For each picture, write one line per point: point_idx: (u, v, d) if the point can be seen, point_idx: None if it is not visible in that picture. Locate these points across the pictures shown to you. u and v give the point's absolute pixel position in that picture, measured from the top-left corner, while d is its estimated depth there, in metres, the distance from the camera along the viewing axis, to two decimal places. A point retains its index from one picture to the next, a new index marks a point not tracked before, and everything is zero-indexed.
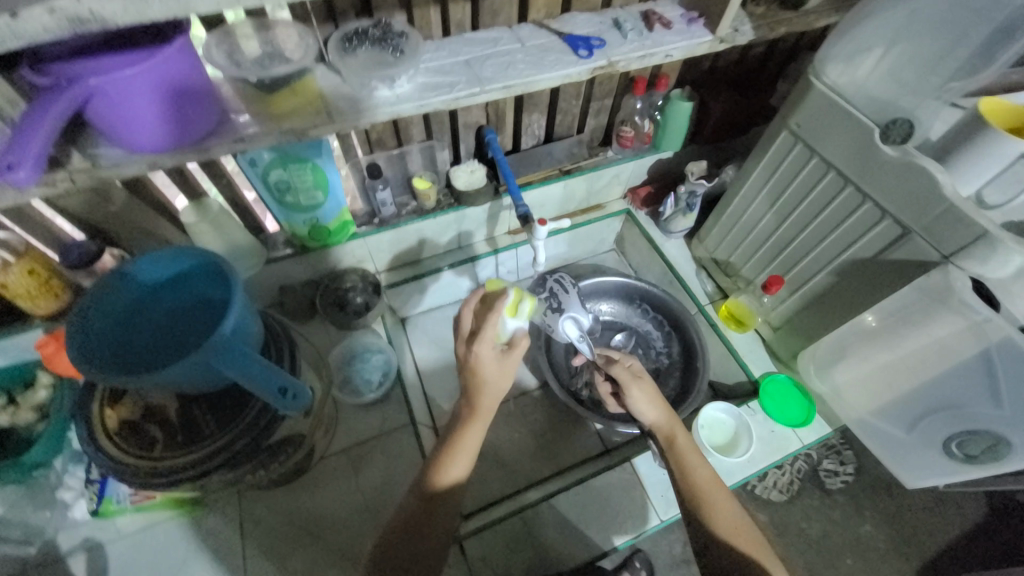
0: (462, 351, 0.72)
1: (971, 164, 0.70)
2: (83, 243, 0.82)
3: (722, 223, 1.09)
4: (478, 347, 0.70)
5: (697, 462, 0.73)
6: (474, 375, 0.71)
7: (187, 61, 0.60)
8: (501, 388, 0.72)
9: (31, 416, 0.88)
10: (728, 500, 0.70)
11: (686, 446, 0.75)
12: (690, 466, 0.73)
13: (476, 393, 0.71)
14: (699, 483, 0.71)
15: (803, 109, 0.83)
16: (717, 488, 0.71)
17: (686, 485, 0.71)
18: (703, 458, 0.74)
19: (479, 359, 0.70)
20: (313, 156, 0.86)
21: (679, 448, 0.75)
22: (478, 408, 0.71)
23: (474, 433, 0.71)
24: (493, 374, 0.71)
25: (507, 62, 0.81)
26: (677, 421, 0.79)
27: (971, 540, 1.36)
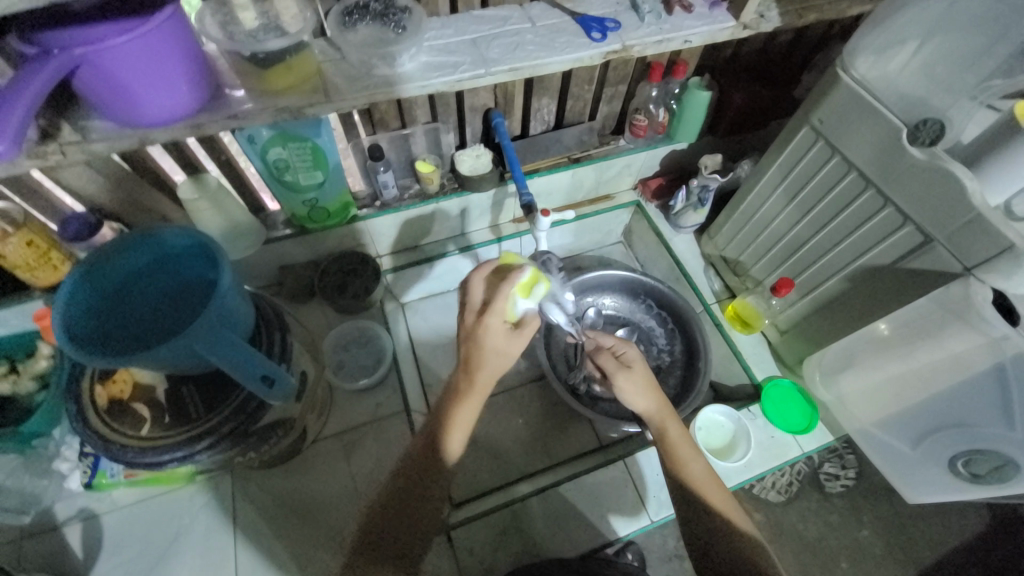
0: (467, 325, 0.67)
1: (1000, 172, 0.66)
2: (81, 214, 0.80)
3: (734, 219, 1.05)
4: (487, 321, 0.65)
5: (692, 457, 0.70)
6: (478, 351, 0.66)
7: (178, 31, 0.58)
8: (501, 363, 0.67)
9: (32, 385, 0.88)
10: (725, 496, 0.67)
11: (679, 440, 0.71)
12: (684, 462, 0.69)
13: (473, 369, 0.67)
14: (693, 480, 0.67)
15: (827, 104, 0.78)
16: (714, 485, 0.68)
17: (680, 483, 0.68)
18: (698, 452, 0.70)
19: (490, 336, 0.65)
20: (313, 135, 0.83)
21: (671, 443, 0.71)
22: (476, 383, 0.67)
23: (467, 411, 0.67)
24: (500, 351, 0.66)
25: (515, 43, 0.77)
26: (669, 409, 0.73)
27: (971, 550, 1.34)
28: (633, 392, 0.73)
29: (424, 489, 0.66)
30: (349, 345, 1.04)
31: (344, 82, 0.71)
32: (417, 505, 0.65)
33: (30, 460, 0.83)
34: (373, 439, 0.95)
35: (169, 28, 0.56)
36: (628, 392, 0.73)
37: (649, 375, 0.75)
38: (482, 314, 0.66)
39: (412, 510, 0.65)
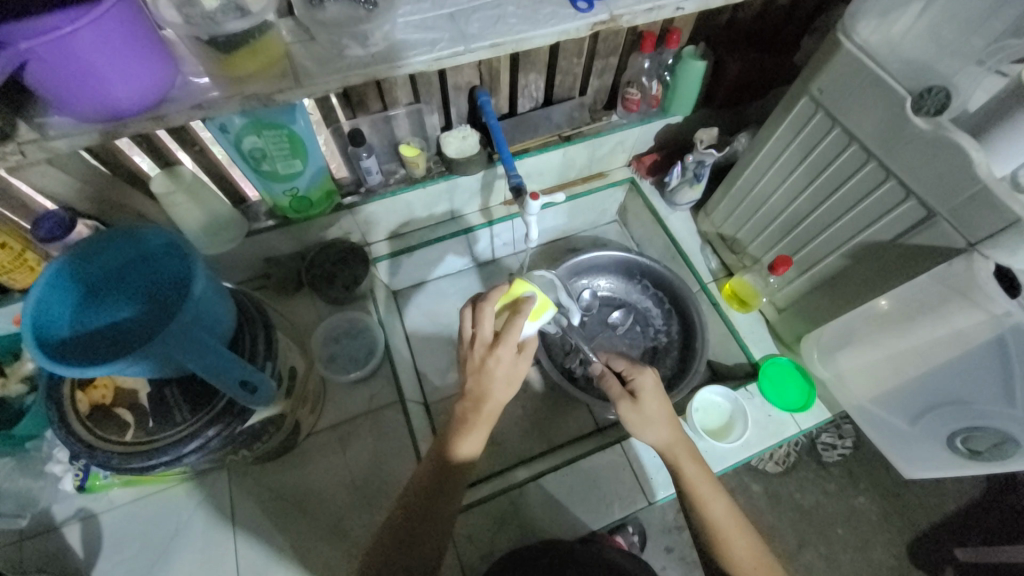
0: (474, 357, 0.67)
1: (1008, 140, 0.63)
2: (55, 211, 0.77)
3: (731, 196, 1.02)
4: (498, 352, 0.66)
5: (715, 498, 0.69)
6: (487, 378, 0.66)
7: (129, 16, 0.54)
8: (508, 392, 0.68)
9: (21, 387, 0.84)
10: (748, 537, 0.68)
11: (697, 477, 0.70)
12: (707, 503, 0.69)
13: (483, 400, 0.66)
14: (717, 522, 0.68)
15: (826, 73, 0.74)
16: (736, 523, 0.68)
17: (701, 523, 0.69)
18: (720, 490, 0.70)
19: (500, 366, 0.66)
20: (289, 122, 0.79)
21: (691, 481, 0.70)
22: (484, 414, 0.66)
23: (480, 438, 0.67)
24: (508, 377, 0.67)
25: (496, 16, 0.73)
26: (682, 442, 0.72)
27: (966, 514, 1.36)
28: (647, 427, 0.72)
29: (440, 508, 0.64)
30: (341, 337, 1.02)
31: (315, 66, 0.67)
32: (434, 523, 0.63)
33: (24, 462, 0.83)
34: (369, 430, 0.95)
35: (121, 14, 0.53)
36: (641, 426, 0.72)
37: (666, 406, 0.73)
38: (491, 347, 0.67)
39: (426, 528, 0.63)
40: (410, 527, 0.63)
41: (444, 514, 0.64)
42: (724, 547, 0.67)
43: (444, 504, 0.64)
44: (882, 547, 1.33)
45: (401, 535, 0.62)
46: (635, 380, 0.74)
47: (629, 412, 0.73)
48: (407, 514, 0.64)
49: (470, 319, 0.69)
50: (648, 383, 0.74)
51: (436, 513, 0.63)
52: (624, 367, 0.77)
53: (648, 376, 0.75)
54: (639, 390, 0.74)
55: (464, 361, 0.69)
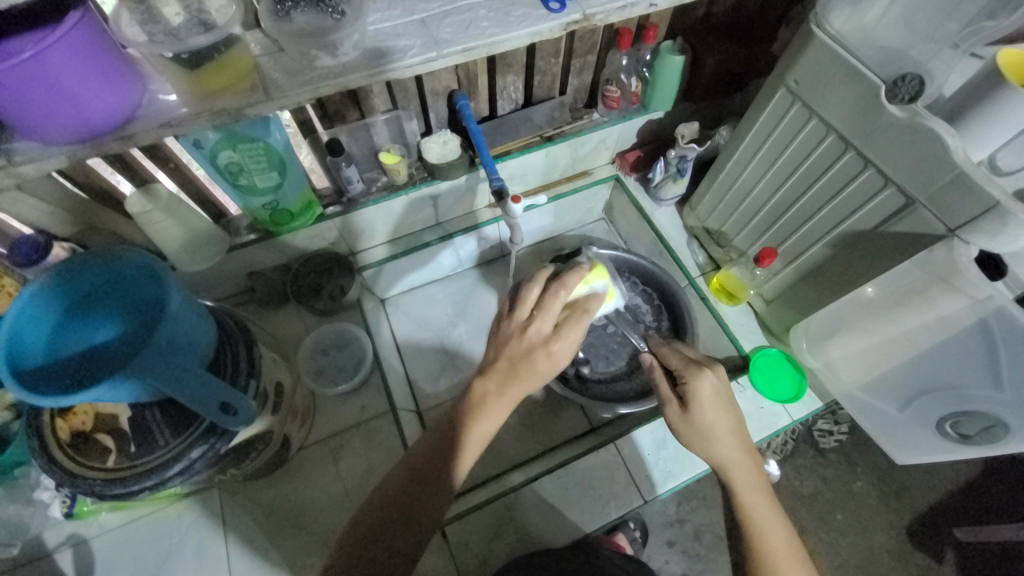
0: (519, 345, 0.64)
1: (983, 126, 0.63)
2: (31, 235, 0.76)
3: (715, 189, 1.01)
4: (550, 348, 0.63)
5: (770, 522, 0.64)
6: (529, 368, 0.62)
7: (91, 38, 0.52)
8: (538, 382, 0.64)
9: (6, 415, 0.80)
10: (802, 568, 0.61)
11: (753, 499, 0.64)
12: (762, 527, 0.63)
13: (512, 382, 0.62)
14: (774, 550, 0.62)
15: (802, 64, 0.74)
16: (793, 552, 0.62)
17: (750, 549, 0.63)
18: (778, 514, 0.64)
19: (545, 358, 0.63)
20: (264, 135, 0.79)
21: (746, 502, 0.64)
22: (510, 396, 0.62)
23: (491, 415, 0.62)
24: (549, 370, 0.63)
25: (467, 20, 0.72)
26: (742, 457, 0.66)
27: (963, 494, 1.37)
28: (703, 439, 0.67)
29: (424, 502, 0.58)
30: (329, 349, 1.01)
31: (284, 78, 0.67)
32: (416, 517, 0.58)
33: (12, 489, 0.82)
34: (362, 440, 0.94)
35: (86, 36, 0.52)
36: (692, 436, 0.67)
37: (726, 417, 0.66)
38: (547, 340, 0.64)
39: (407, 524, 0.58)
40: (388, 523, 0.58)
41: (432, 510, 0.58)
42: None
43: (428, 493, 0.58)
44: (881, 530, 1.34)
45: (379, 529, 0.58)
46: (689, 384, 0.68)
47: (678, 420, 0.68)
48: (382, 510, 0.58)
49: (533, 299, 0.66)
50: (705, 389, 0.66)
51: (423, 507, 0.58)
52: (677, 367, 0.71)
53: (705, 381, 0.67)
54: (693, 397, 0.67)
55: (503, 339, 0.65)
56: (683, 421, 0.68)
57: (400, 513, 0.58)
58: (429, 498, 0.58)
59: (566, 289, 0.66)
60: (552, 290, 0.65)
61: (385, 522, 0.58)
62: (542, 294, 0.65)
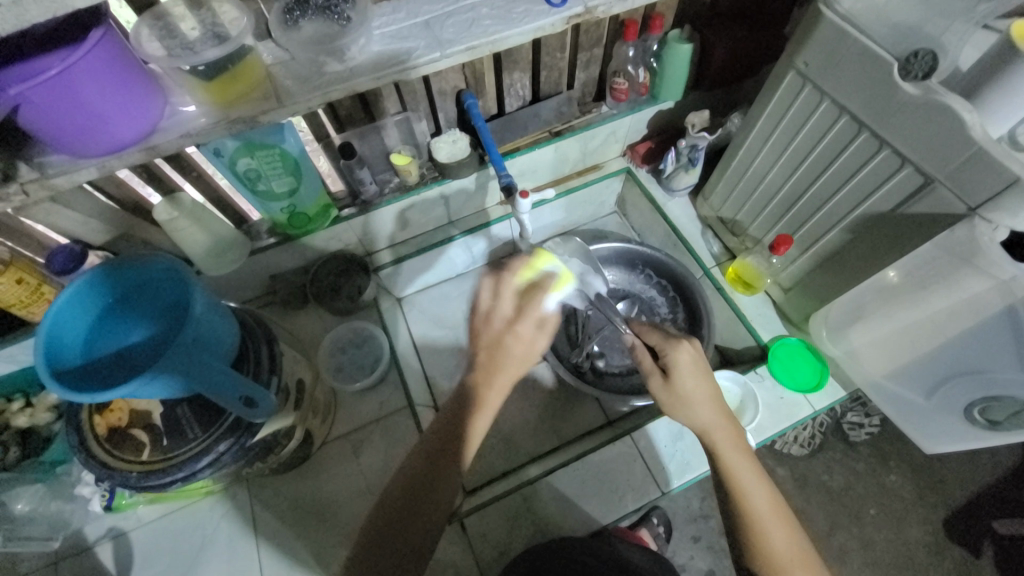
0: (491, 333, 0.65)
1: (1005, 98, 0.60)
2: (66, 245, 0.81)
3: (727, 177, 1.00)
4: (517, 330, 0.65)
5: (756, 486, 0.63)
6: (504, 355, 0.64)
7: (114, 55, 0.56)
8: (521, 367, 0.66)
9: (48, 416, 0.91)
10: (792, 532, 0.61)
11: (738, 465, 0.64)
12: (746, 490, 0.62)
13: (494, 372, 0.64)
14: (757, 512, 0.61)
15: (811, 45, 0.72)
16: (778, 514, 0.61)
17: (738, 515, 0.62)
18: (761, 477, 0.63)
19: (518, 343, 0.65)
20: (279, 141, 0.81)
21: (733, 469, 0.63)
22: (495, 387, 0.63)
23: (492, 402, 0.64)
24: (525, 355, 0.65)
25: (470, 19, 0.73)
26: (721, 421, 0.66)
27: (1005, 486, 1.31)
28: (686, 408, 0.66)
29: (433, 496, 0.60)
30: (347, 347, 1.04)
31: (295, 84, 0.69)
32: (423, 515, 0.60)
33: (53, 486, 0.88)
34: (381, 436, 0.97)
35: (106, 52, 0.55)
36: (673, 406, 0.67)
37: (705, 384, 0.67)
38: (511, 321, 0.65)
39: (421, 518, 0.59)
40: (400, 520, 0.60)
41: (442, 501, 0.60)
42: (760, 541, 0.60)
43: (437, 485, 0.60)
44: (917, 525, 1.29)
45: (392, 525, 0.60)
46: (668, 356, 0.68)
47: (661, 391, 0.68)
48: (394, 505, 0.60)
49: (491, 289, 0.67)
50: (684, 360, 0.67)
51: (429, 502, 0.60)
52: (656, 341, 0.70)
53: (683, 353, 0.68)
54: (673, 368, 0.67)
55: (477, 333, 0.66)
56: (665, 392, 0.67)
57: (409, 509, 0.60)
58: (435, 490, 0.60)
59: (513, 272, 0.69)
60: (502, 276, 0.68)
61: (395, 519, 0.60)
62: (494, 278, 0.67)
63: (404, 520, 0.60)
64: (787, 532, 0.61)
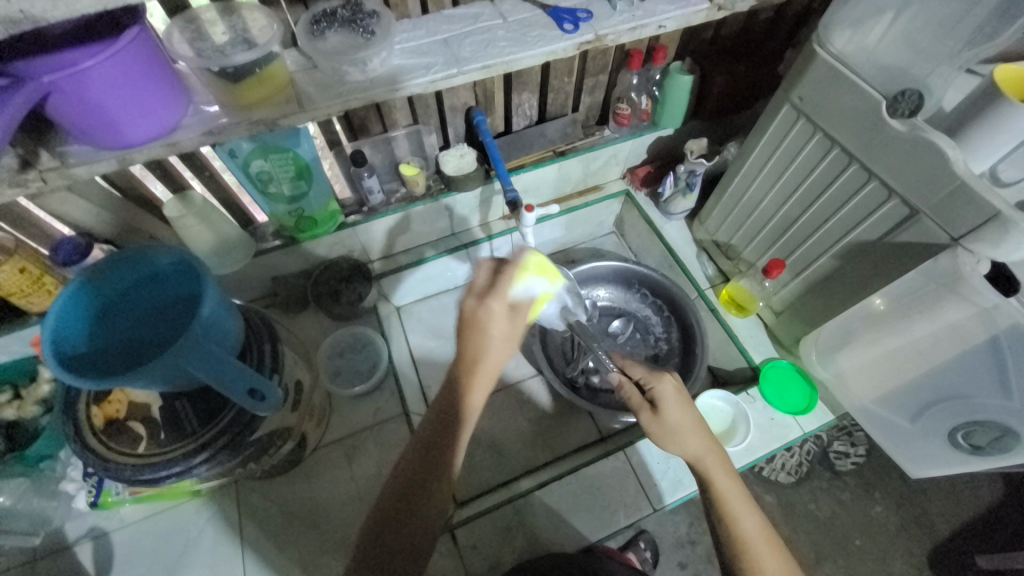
0: (467, 307, 0.65)
1: (982, 138, 0.65)
2: (72, 237, 0.81)
3: (723, 203, 1.04)
4: (490, 303, 0.65)
5: (745, 512, 0.63)
6: (479, 331, 0.64)
7: (145, 50, 0.58)
8: (506, 350, 0.66)
9: (36, 409, 0.90)
10: (784, 561, 0.60)
11: (730, 493, 0.64)
12: (738, 519, 0.62)
13: (478, 366, 0.63)
14: (749, 540, 0.60)
15: (806, 81, 0.77)
16: (771, 543, 0.61)
17: (728, 540, 0.61)
18: (752, 506, 0.64)
19: (493, 321, 0.64)
20: (293, 145, 0.84)
21: (723, 494, 0.64)
22: (481, 374, 0.63)
23: (474, 404, 0.63)
24: (506, 334, 0.66)
25: (487, 40, 0.77)
26: (712, 447, 0.67)
27: (986, 520, 1.33)
28: (674, 439, 0.68)
29: (425, 499, 0.59)
30: (345, 352, 1.04)
31: (317, 92, 0.72)
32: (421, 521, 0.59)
33: (38, 481, 0.85)
34: (374, 443, 0.96)
35: (137, 49, 0.57)
36: (664, 437, 0.68)
37: (690, 413, 0.69)
38: (484, 296, 0.65)
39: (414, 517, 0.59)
40: (392, 524, 0.59)
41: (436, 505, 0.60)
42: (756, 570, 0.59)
43: (431, 493, 0.59)
44: (902, 557, 1.29)
45: (382, 536, 0.58)
46: (654, 389, 0.71)
47: (650, 422, 0.70)
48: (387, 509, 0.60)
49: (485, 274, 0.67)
50: (669, 390, 0.70)
51: (420, 507, 0.59)
52: (640, 374, 0.73)
53: (667, 383, 0.71)
54: (660, 399, 0.70)
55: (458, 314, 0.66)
56: (654, 424, 0.69)
57: (403, 511, 0.59)
58: (431, 494, 0.60)
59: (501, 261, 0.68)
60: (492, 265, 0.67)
61: (388, 521, 0.59)
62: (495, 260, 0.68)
63: (397, 526, 0.59)
64: (777, 560, 0.60)
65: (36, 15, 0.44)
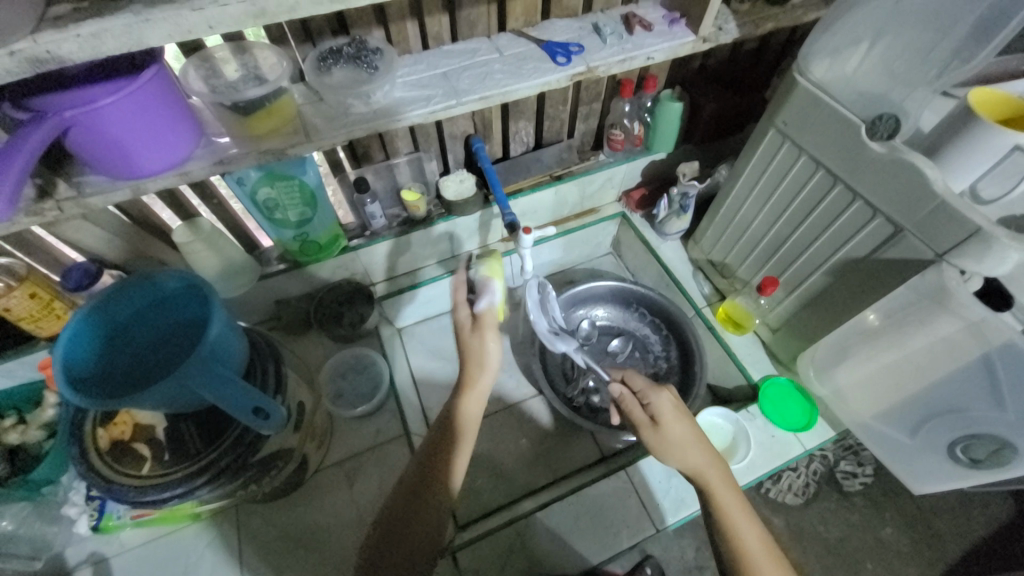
0: (463, 342, 0.74)
1: (961, 159, 0.68)
2: (83, 264, 0.83)
3: (717, 223, 1.07)
4: (484, 332, 0.73)
5: (745, 524, 0.63)
6: (476, 363, 0.73)
7: (161, 86, 0.61)
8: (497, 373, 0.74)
9: (39, 433, 0.90)
10: (783, 570, 0.59)
11: (730, 504, 0.65)
12: (738, 530, 0.62)
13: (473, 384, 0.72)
14: (750, 551, 0.60)
15: (789, 107, 0.81)
16: (769, 552, 0.61)
17: (728, 551, 0.61)
18: (752, 517, 0.64)
19: (487, 347, 0.73)
20: (299, 173, 0.87)
21: (723, 506, 0.65)
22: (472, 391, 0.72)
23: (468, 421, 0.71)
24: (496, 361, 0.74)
25: (483, 73, 0.81)
26: (714, 461, 0.69)
27: (1001, 543, 1.30)
28: (674, 450, 0.69)
29: (421, 507, 0.65)
30: (347, 373, 1.06)
31: (323, 123, 0.75)
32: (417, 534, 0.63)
33: (40, 506, 0.85)
34: (375, 465, 0.96)
35: (154, 87, 0.60)
36: (666, 450, 0.70)
37: (690, 426, 0.71)
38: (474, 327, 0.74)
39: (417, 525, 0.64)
40: (392, 534, 0.63)
41: (432, 522, 0.64)
42: None
43: (425, 504, 0.64)
44: None
45: (386, 544, 0.63)
46: (652, 403, 0.74)
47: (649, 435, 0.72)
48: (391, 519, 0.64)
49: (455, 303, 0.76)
50: (666, 405, 0.73)
51: (417, 520, 0.64)
52: (640, 388, 0.76)
53: (665, 398, 0.74)
54: (660, 414, 0.72)
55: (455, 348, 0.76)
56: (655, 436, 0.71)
57: (398, 524, 0.64)
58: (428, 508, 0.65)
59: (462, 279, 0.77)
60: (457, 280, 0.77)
61: (387, 535, 0.63)
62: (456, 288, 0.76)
63: (393, 540, 0.63)
64: (776, 568, 0.59)
65: (62, 56, 0.48)
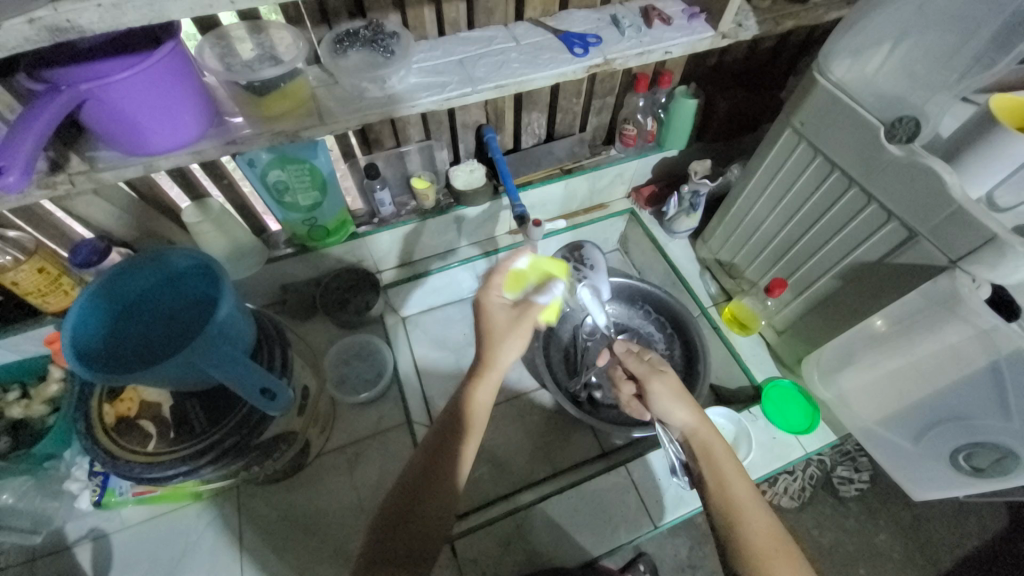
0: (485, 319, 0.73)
1: (980, 164, 0.67)
2: (92, 241, 0.83)
3: (727, 222, 1.06)
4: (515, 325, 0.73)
5: (737, 479, 0.64)
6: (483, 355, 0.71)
7: (178, 62, 0.61)
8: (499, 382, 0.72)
9: (43, 409, 0.91)
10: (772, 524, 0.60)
11: (725, 457, 0.67)
12: (729, 480, 0.64)
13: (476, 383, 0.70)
14: (739, 500, 0.62)
15: (806, 107, 0.80)
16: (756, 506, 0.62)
17: (718, 501, 0.63)
18: (744, 476, 0.65)
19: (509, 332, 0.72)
20: (311, 157, 0.86)
21: (716, 459, 0.67)
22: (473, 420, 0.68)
23: (469, 440, 0.67)
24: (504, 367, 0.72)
25: (500, 61, 0.80)
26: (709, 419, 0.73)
27: (991, 552, 1.31)
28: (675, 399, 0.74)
29: (423, 503, 0.61)
30: (351, 359, 1.06)
31: (337, 106, 0.75)
32: (419, 525, 0.60)
33: (41, 480, 0.85)
34: (376, 451, 0.97)
35: (170, 62, 0.60)
36: (671, 400, 0.73)
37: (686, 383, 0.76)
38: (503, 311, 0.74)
39: (425, 519, 0.61)
40: (399, 523, 0.60)
41: (442, 525, 0.61)
42: (745, 524, 0.60)
43: (425, 502, 0.61)
44: None
45: (390, 540, 0.59)
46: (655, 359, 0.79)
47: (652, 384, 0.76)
48: (395, 510, 0.61)
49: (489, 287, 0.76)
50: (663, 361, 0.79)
51: (424, 512, 0.61)
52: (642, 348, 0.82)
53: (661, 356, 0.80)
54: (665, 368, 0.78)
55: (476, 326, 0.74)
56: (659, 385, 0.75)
57: (402, 520, 0.60)
58: (426, 503, 0.61)
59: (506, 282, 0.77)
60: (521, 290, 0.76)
61: (389, 531, 0.60)
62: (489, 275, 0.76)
63: (399, 533, 0.60)
64: (766, 519, 0.61)
65: (82, 25, 0.47)
